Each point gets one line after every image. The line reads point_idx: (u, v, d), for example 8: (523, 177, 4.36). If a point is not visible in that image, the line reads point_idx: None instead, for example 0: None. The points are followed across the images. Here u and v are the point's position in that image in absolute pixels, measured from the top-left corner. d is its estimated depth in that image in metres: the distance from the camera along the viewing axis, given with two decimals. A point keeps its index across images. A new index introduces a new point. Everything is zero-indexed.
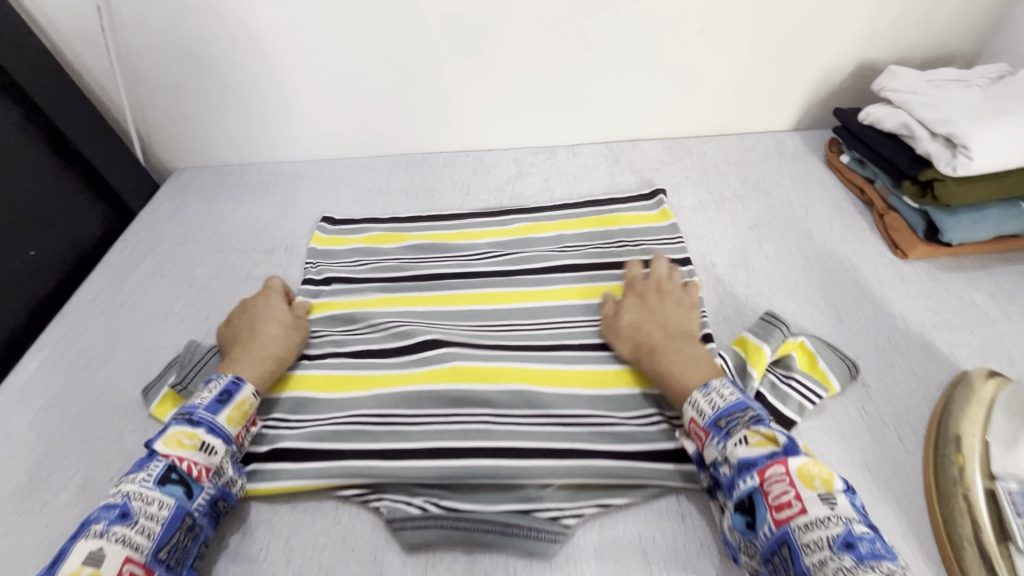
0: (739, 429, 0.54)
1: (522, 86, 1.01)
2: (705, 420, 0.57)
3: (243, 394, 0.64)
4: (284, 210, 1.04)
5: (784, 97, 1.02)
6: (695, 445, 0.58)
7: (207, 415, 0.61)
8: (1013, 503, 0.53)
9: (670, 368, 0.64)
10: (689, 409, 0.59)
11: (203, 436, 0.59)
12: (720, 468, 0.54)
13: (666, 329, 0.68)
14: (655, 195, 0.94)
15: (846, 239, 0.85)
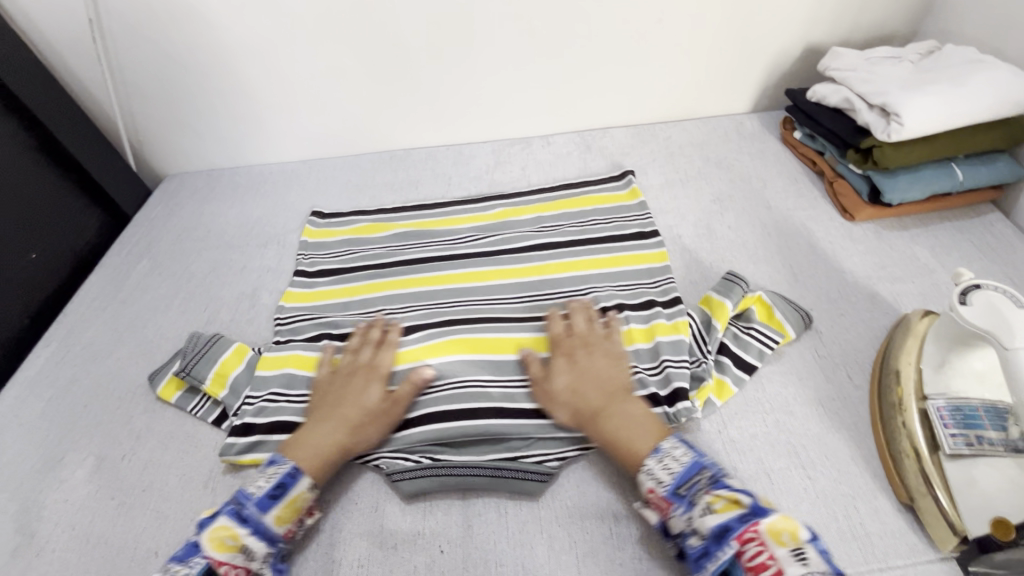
0: (701, 497, 0.53)
1: (496, 81, 1.08)
2: (665, 490, 0.55)
3: (296, 490, 0.59)
4: (274, 207, 1.09)
5: (741, 81, 1.10)
6: (657, 515, 0.56)
7: (257, 513, 0.57)
8: (942, 418, 0.61)
9: (611, 436, 0.62)
10: (646, 478, 0.57)
11: (244, 538, 0.55)
12: (688, 540, 0.53)
13: (581, 388, 0.66)
14: (625, 176, 1.01)
15: (800, 207, 0.92)
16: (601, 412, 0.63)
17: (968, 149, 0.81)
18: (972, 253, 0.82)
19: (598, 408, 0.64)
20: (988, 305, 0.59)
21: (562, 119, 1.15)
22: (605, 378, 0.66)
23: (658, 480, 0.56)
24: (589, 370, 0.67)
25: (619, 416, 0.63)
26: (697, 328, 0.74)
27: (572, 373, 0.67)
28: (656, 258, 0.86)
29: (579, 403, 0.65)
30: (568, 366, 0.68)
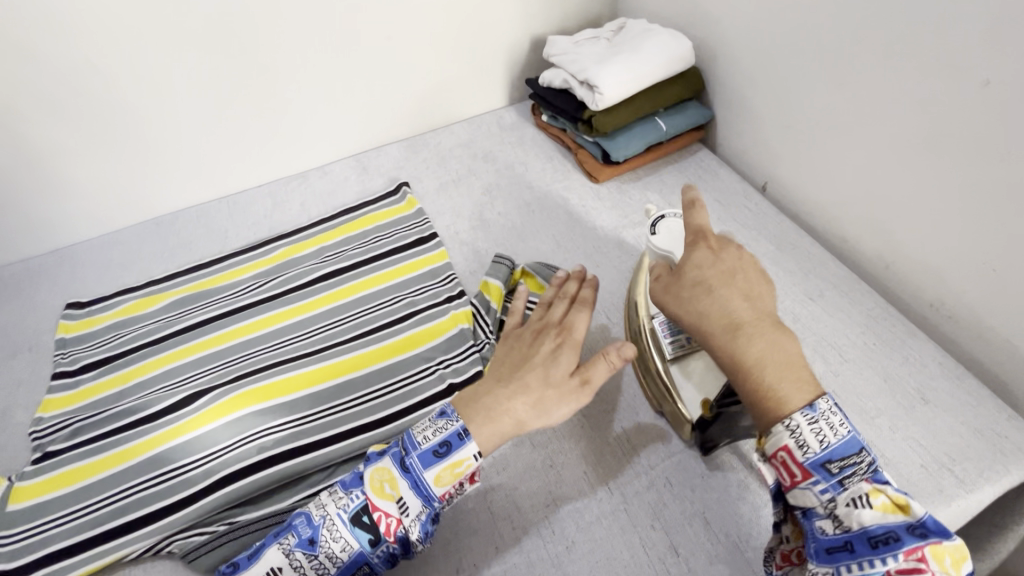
0: (856, 483, 0.47)
1: (249, 124, 1.05)
2: (808, 459, 0.47)
3: (462, 454, 0.55)
4: (22, 310, 0.96)
5: (489, 79, 1.18)
6: (779, 477, 0.50)
7: (417, 466, 0.55)
8: (664, 330, 0.69)
9: (732, 360, 0.52)
10: (785, 436, 0.48)
11: (401, 489, 0.55)
12: (818, 521, 0.48)
13: (709, 300, 0.55)
14: (399, 189, 1.04)
15: (556, 181, 1.02)
16: (731, 337, 0.52)
17: (663, 103, 0.96)
18: (689, 187, 0.97)
19: (699, 340, 0.55)
20: (669, 229, 0.75)
21: (333, 146, 1.15)
22: (712, 300, 0.55)
23: (805, 446, 0.47)
24: (727, 270, 0.56)
25: (744, 340, 0.52)
26: (479, 312, 0.82)
27: (704, 285, 0.56)
28: (435, 259, 0.90)
29: (710, 324, 0.54)
30: (691, 281, 0.57)
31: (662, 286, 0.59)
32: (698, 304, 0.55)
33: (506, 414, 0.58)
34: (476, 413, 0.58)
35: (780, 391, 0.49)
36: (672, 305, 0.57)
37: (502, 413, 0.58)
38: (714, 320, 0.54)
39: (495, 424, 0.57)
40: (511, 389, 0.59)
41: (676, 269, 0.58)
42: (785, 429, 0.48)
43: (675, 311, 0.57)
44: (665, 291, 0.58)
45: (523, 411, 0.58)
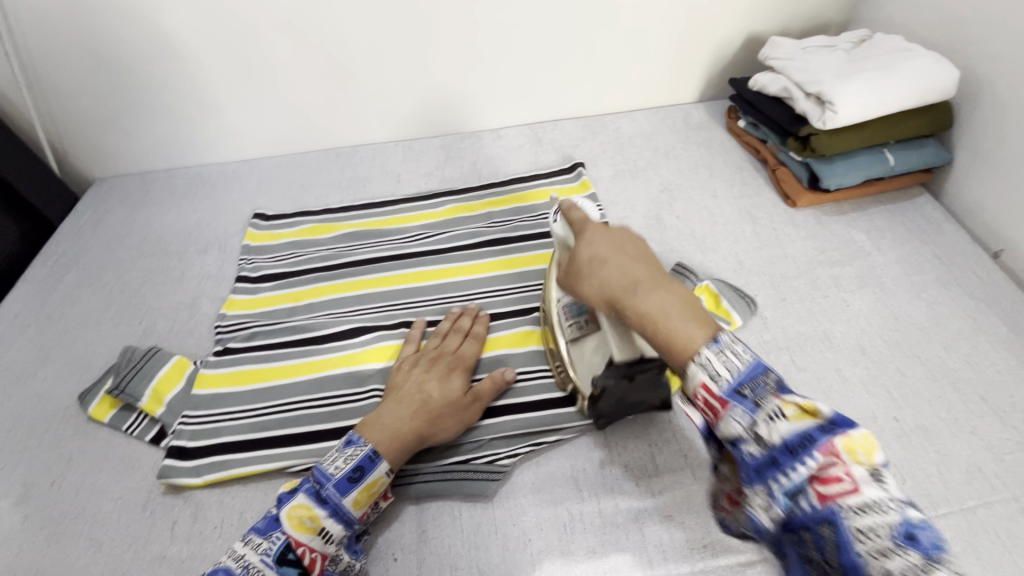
0: (769, 400, 0.46)
1: (442, 73, 1.05)
2: (723, 390, 0.46)
3: (376, 474, 0.57)
4: (214, 209, 1.04)
5: (687, 70, 1.11)
6: (709, 418, 0.49)
7: (337, 494, 0.56)
8: None
9: (647, 311, 0.50)
10: (697, 368, 0.47)
11: (325, 519, 0.55)
12: (745, 446, 0.46)
13: (622, 272, 0.52)
14: (575, 168, 1.01)
15: (745, 195, 0.94)
16: (640, 294, 0.50)
17: (897, 135, 0.84)
18: (904, 234, 0.85)
19: (608, 302, 0.52)
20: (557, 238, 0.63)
21: (511, 112, 1.13)
22: (626, 266, 0.52)
23: (719, 377, 0.47)
24: (636, 247, 0.55)
25: (653, 297, 0.50)
26: None
27: (621, 258, 0.53)
28: None
29: (614, 287, 0.52)
30: (601, 258, 0.53)
31: (575, 264, 0.55)
32: (613, 262, 0.53)
33: (414, 435, 0.61)
34: (380, 433, 0.60)
35: (682, 329, 0.48)
36: (593, 271, 0.53)
37: (405, 432, 0.61)
38: (623, 281, 0.51)
39: (398, 440, 0.60)
40: (420, 412, 0.62)
41: (583, 246, 0.55)
42: (696, 362, 0.47)
43: (590, 287, 0.53)
44: (581, 266, 0.54)
45: (443, 433, 0.63)
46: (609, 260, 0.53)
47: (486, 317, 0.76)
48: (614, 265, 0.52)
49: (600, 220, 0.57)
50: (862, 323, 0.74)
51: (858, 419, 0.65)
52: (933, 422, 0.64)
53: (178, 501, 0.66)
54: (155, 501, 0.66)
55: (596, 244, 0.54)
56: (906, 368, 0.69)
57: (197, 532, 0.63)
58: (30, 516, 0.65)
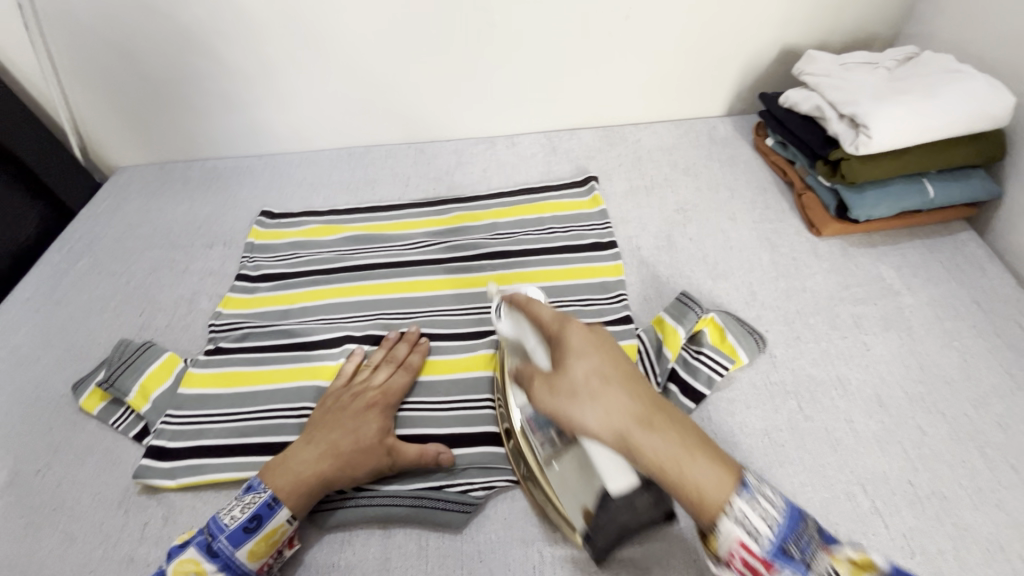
0: (819, 558, 0.44)
1: (457, 77, 1.03)
2: (765, 549, 0.45)
3: (273, 523, 0.56)
4: (225, 205, 1.05)
5: (714, 83, 1.05)
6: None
7: (228, 546, 0.55)
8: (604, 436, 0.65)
9: (658, 455, 0.47)
10: (732, 523, 0.46)
11: (212, 574, 0.54)
12: None
13: (619, 404, 0.50)
14: (587, 181, 0.97)
15: (766, 219, 0.88)
16: (648, 434, 0.48)
17: (938, 164, 0.77)
18: (940, 273, 0.78)
19: (615, 440, 0.49)
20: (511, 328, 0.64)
21: (528, 118, 1.10)
22: (618, 393, 0.50)
23: (757, 537, 0.45)
24: (622, 369, 0.53)
25: (661, 437, 0.48)
26: (648, 354, 0.71)
27: (609, 380, 0.51)
28: (609, 272, 0.82)
29: (622, 422, 0.49)
30: (596, 384, 0.51)
31: (557, 396, 0.52)
32: (604, 402, 0.50)
33: (319, 479, 0.60)
34: (284, 478, 0.59)
35: (708, 480, 0.47)
36: (573, 395, 0.51)
37: (308, 478, 0.59)
38: (628, 417, 0.49)
39: (303, 487, 0.59)
40: (328, 455, 0.61)
41: (573, 373, 0.52)
42: (730, 516, 0.46)
43: (586, 419, 0.50)
44: (568, 396, 0.51)
45: (353, 477, 0.61)
46: (606, 398, 0.50)
47: (422, 350, 0.74)
48: (609, 388, 0.51)
49: (582, 334, 0.55)
50: (882, 371, 0.68)
51: (868, 479, 0.59)
52: (953, 490, 0.58)
53: (152, 502, 0.65)
54: (130, 501, 0.66)
55: (580, 360, 0.52)
56: (928, 425, 0.63)
57: (165, 536, 0.63)
58: (12, 504, 0.67)
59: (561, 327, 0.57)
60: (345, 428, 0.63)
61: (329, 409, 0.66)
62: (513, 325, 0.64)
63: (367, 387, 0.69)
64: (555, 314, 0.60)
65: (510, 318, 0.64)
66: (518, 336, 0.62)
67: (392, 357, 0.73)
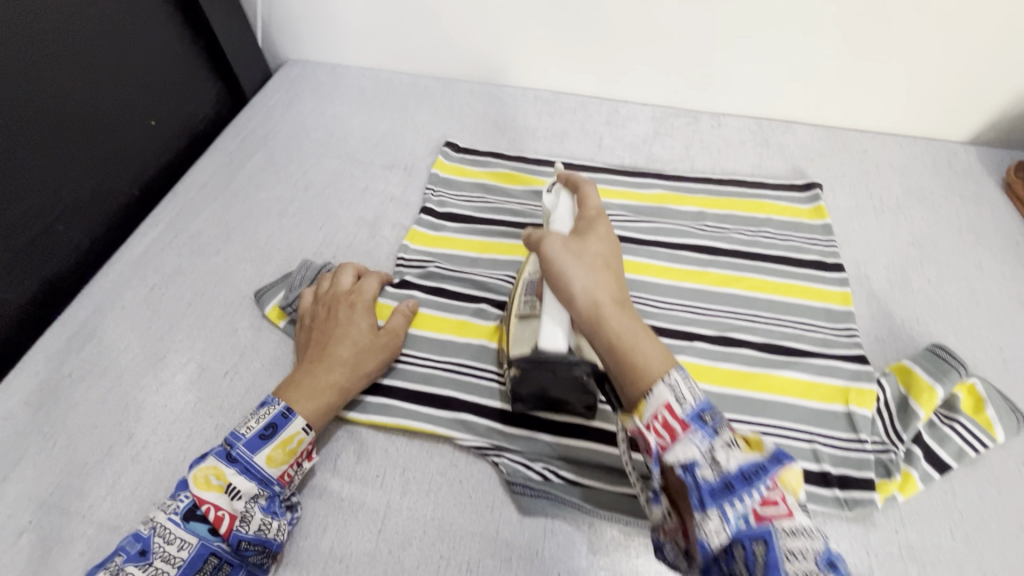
0: (725, 430, 0.43)
1: (687, 39, 0.91)
2: (686, 413, 0.43)
3: (290, 430, 0.56)
4: (404, 125, 0.98)
5: (976, 105, 0.91)
6: (657, 444, 0.44)
7: (247, 452, 0.55)
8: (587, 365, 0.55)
9: (617, 328, 0.48)
10: (664, 387, 0.44)
11: (231, 477, 0.54)
12: (698, 469, 0.41)
13: (606, 280, 0.51)
14: (811, 187, 0.86)
15: (1020, 278, 0.77)
16: (614, 307, 0.49)
17: None
18: None
19: (586, 308, 0.49)
20: (554, 204, 0.62)
21: (742, 99, 0.99)
22: (609, 275, 0.52)
23: (682, 399, 0.43)
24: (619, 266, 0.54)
25: (627, 317, 0.49)
26: (889, 407, 0.63)
27: (612, 267, 0.53)
28: (836, 299, 0.74)
29: (602, 296, 0.50)
30: (597, 262, 0.52)
31: (570, 250, 0.53)
32: (598, 276, 0.51)
33: (336, 390, 0.60)
34: (298, 398, 0.59)
35: (649, 354, 0.46)
36: (580, 253, 0.52)
37: (323, 387, 0.60)
38: (609, 295, 0.50)
39: (321, 395, 0.59)
40: (338, 365, 0.61)
41: (588, 246, 0.54)
42: (666, 382, 0.44)
43: (574, 274, 0.51)
44: (574, 255, 0.52)
45: (365, 377, 0.62)
46: (601, 268, 0.52)
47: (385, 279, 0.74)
48: (608, 262, 0.53)
49: (609, 232, 0.56)
50: None
51: None
52: None
53: (343, 435, 0.63)
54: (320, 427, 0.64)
55: (599, 231, 0.55)
56: None
57: (360, 473, 0.60)
58: (201, 400, 0.65)
59: (599, 217, 0.57)
60: (338, 339, 0.63)
61: (312, 329, 0.66)
62: (558, 202, 0.62)
63: (339, 297, 0.68)
64: (602, 207, 0.59)
65: (559, 197, 0.62)
66: (553, 206, 0.62)
67: (351, 269, 0.72)
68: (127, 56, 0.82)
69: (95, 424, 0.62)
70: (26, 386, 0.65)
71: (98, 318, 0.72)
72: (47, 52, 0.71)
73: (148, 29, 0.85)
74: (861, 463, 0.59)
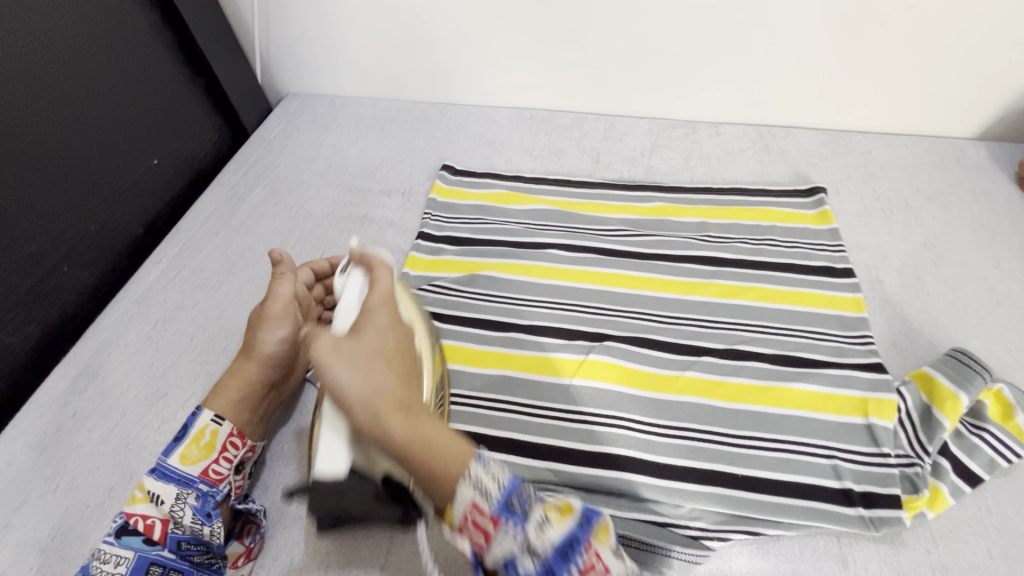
0: (535, 507, 0.41)
1: (682, 51, 0.91)
2: (494, 507, 0.40)
3: (198, 424, 0.56)
4: (401, 151, 0.99)
5: (981, 101, 0.89)
6: (472, 543, 0.41)
7: (160, 458, 0.55)
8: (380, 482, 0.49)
9: (404, 433, 0.41)
10: (467, 487, 0.40)
11: (149, 485, 0.53)
12: (518, 564, 0.39)
13: (385, 380, 0.43)
14: (815, 192, 0.84)
15: None
16: (398, 414, 0.42)
17: None
18: None
19: (364, 417, 0.42)
20: (346, 287, 0.55)
21: (741, 108, 0.98)
22: (388, 373, 0.44)
23: (483, 490, 0.40)
24: (404, 359, 0.47)
25: (417, 424, 0.42)
26: (911, 417, 0.60)
27: (391, 363, 0.45)
28: (848, 306, 0.71)
29: (381, 403, 0.42)
30: (374, 357, 0.45)
31: (344, 351, 0.44)
32: (370, 369, 0.44)
33: (235, 374, 0.60)
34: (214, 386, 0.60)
35: (451, 452, 0.42)
36: (345, 364, 0.44)
37: (226, 372, 0.60)
38: (391, 399, 0.43)
39: (223, 381, 0.59)
40: (243, 351, 0.61)
41: (362, 339, 0.46)
42: (468, 479, 0.40)
43: (340, 375, 0.43)
44: (340, 352, 0.44)
45: (261, 349, 0.60)
46: (360, 355, 0.44)
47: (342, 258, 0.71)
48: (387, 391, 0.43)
49: (391, 319, 0.49)
50: None
51: None
52: None
53: None
54: None
55: (374, 321, 0.48)
56: None
57: None
58: None
59: (384, 303, 0.50)
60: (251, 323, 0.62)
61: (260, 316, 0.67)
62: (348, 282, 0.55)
63: None
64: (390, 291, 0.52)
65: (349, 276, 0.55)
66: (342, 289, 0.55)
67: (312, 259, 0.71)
68: (130, 99, 0.85)
69: (97, 465, 0.62)
70: (31, 428, 0.66)
71: (101, 357, 0.72)
72: (54, 95, 0.74)
73: (148, 73, 0.87)
74: (885, 478, 0.57)
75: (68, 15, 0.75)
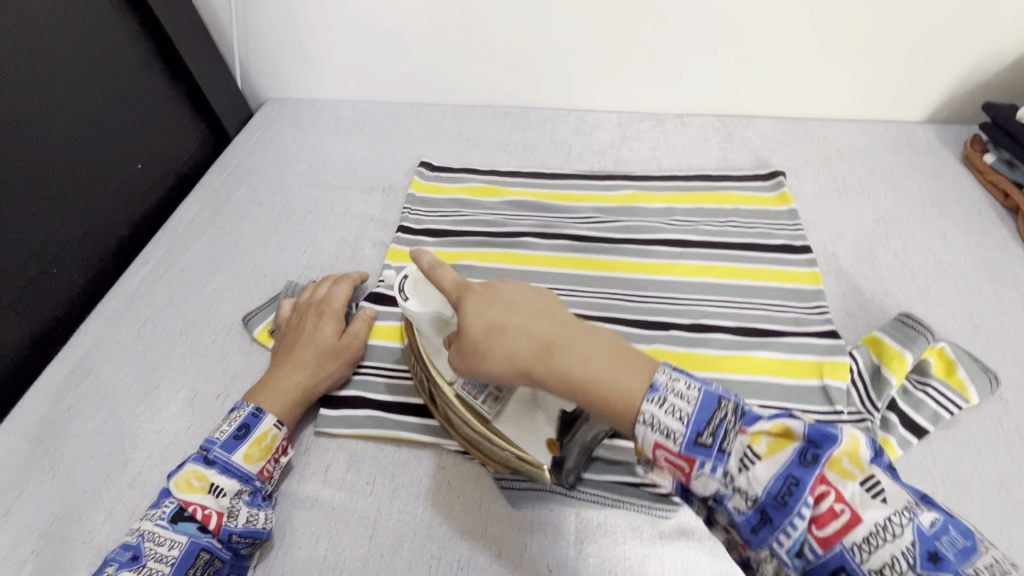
0: (735, 441, 0.40)
1: (646, 47, 0.95)
2: (682, 445, 0.41)
3: (264, 427, 0.60)
4: (380, 150, 1.02)
5: (927, 87, 0.95)
6: (675, 475, 0.43)
7: (223, 454, 0.57)
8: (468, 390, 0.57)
9: (573, 374, 0.45)
10: (647, 430, 0.42)
11: (213, 478, 0.56)
12: (729, 501, 0.40)
13: (519, 344, 0.47)
14: (774, 176, 0.89)
15: (983, 245, 0.80)
16: (551, 359, 0.46)
17: None
18: None
19: (527, 373, 0.47)
20: (413, 292, 0.58)
21: (704, 99, 1.02)
22: (518, 336, 0.48)
23: (669, 428, 0.41)
24: (524, 316, 0.49)
25: (578, 362, 0.46)
26: (862, 376, 0.65)
27: (512, 328, 0.48)
28: (806, 279, 0.75)
29: (524, 359, 0.47)
30: (497, 324, 0.49)
31: (490, 327, 0.49)
32: (525, 336, 0.48)
33: (297, 389, 0.64)
34: (273, 395, 0.63)
35: (619, 387, 0.43)
36: (512, 299, 0.51)
37: (286, 385, 0.64)
38: (535, 352, 0.47)
39: (284, 394, 0.63)
40: (301, 368, 0.65)
41: (470, 320, 0.50)
42: (644, 422, 0.42)
43: (499, 352, 0.48)
44: (483, 338, 0.49)
45: (326, 373, 0.66)
46: (534, 291, 0.52)
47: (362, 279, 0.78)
48: (548, 315, 0.49)
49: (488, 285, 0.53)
50: None
51: None
52: None
53: (331, 446, 0.65)
54: (310, 441, 0.65)
55: (472, 291, 0.51)
56: None
57: (350, 481, 0.62)
58: (194, 424, 0.67)
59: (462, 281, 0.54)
60: (308, 343, 0.67)
61: (287, 328, 0.71)
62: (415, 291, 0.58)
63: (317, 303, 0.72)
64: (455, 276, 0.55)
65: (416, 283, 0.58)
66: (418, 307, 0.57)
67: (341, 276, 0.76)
68: (114, 106, 0.87)
69: (92, 455, 0.64)
70: (26, 423, 0.68)
71: (93, 355, 0.74)
72: (39, 103, 0.76)
73: (131, 81, 0.90)
74: None
75: (50, 25, 0.77)
